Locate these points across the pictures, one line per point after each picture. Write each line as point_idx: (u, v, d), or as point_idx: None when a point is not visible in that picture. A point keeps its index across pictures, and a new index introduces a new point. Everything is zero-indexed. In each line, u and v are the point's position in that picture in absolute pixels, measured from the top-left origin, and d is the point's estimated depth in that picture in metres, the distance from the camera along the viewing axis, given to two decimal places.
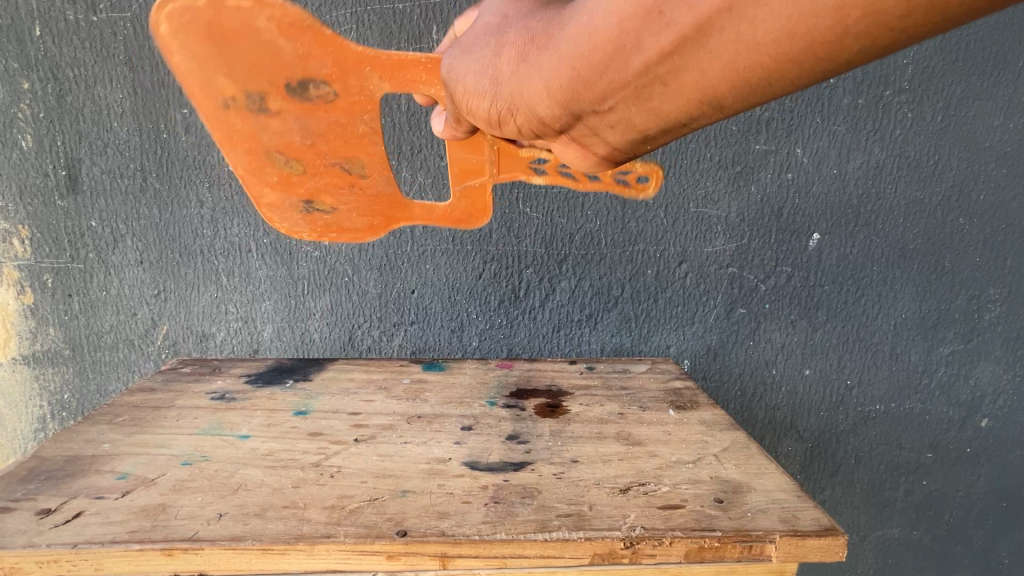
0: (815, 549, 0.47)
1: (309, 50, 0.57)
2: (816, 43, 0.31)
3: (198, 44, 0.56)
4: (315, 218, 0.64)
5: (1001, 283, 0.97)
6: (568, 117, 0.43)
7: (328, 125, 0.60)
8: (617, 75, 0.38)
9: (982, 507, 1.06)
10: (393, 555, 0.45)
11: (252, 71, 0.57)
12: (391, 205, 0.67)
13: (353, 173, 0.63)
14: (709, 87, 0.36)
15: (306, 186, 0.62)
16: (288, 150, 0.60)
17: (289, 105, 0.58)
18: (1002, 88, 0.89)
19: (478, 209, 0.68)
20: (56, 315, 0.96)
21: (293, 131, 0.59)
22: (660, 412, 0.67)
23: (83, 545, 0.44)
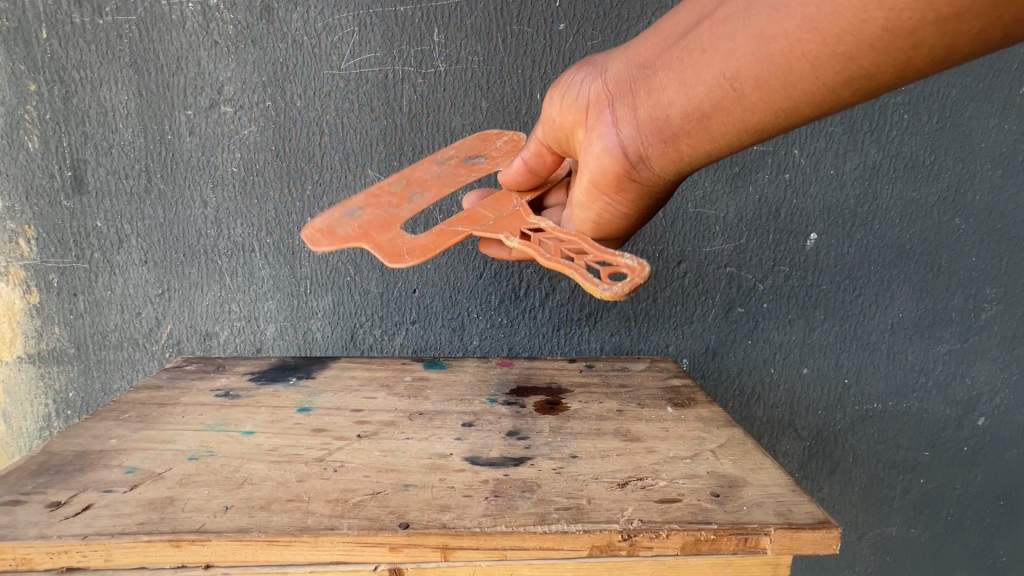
0: (810, 541, 0.48)
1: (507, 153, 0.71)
2: (843, 7, 0.36)
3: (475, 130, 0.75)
4: (342, 213, 0.66)
5: (998, 283, 0.98)
6: (621, 80, 0.52)
7: (446, 177, 0.69)
8: (677, 39, 0.47)
9: (979, 505, 1.07)
10: (395, 547, 0.46)
11: (467, 145, 0.73)
12: (383, 228, 0.65)
13: (408, 199, 0.67)
14: (738, 55, 0.42)
15: (374, 196, 0.68)
16: (410, 177, 0.70)
17: (449, 164, 0.71)
18: (998, 89, 0.90)
19: (420, 250, 0.61)
20: (62, 313, 0.97)
21: (430, 170, 0.70)
22: (658, 410, 0.68)
23: (93, 537, 0.45)
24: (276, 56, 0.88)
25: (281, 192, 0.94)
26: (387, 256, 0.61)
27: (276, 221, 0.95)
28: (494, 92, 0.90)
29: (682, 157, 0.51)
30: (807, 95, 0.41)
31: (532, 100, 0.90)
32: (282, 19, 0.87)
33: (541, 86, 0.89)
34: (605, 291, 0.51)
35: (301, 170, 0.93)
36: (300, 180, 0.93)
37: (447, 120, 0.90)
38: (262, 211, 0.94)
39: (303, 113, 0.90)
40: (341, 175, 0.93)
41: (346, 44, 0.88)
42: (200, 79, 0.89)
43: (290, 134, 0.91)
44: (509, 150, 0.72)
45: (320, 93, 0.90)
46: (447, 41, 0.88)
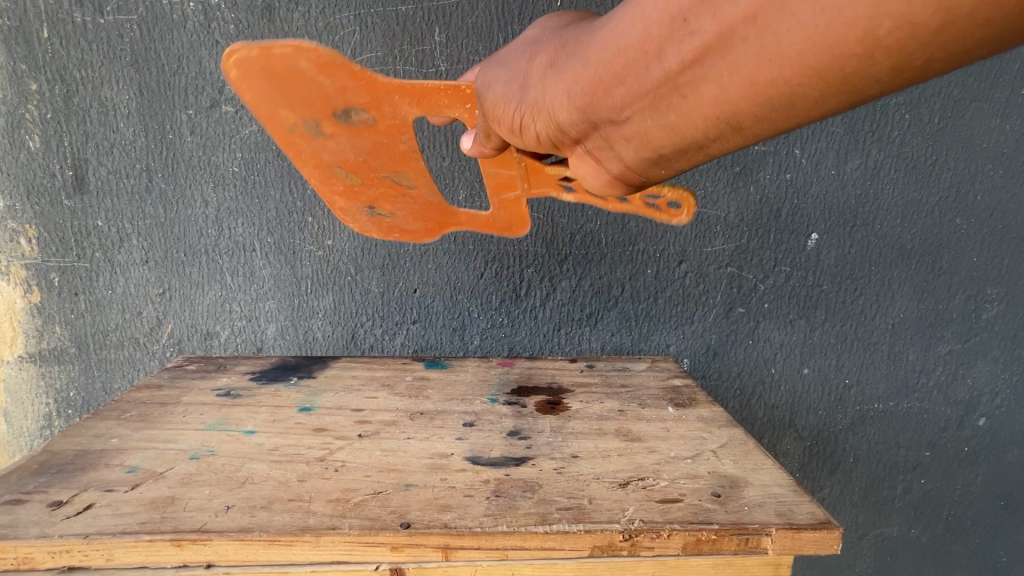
0: (811, 542, 0.48)
1: (344, 84, 0.53)
2: (845, 56, 0.31)
3: (259, 82, 0.52)
4: (380, 226, 0.64)
5: (998, 283, 0.98)
6: (584, 125, 0.46)
7: (375, 144, 0.57)
8: (638, 83, 0.40)
9: (979, 506, 1.07)
10: (397, 546, 0.46)
11: (303, 104, 0.54)
12: (442, 213, 0.64)
13: (402, 183, 0.60)
14: (729, 102, 0.37)
15: (365, 201, 0.61)
16: (347, 166, 0.58)
17: (339, 131, 0.56)
18: (1000, 89, 0.90)
19: (517, 220, 0.64)
20: (63, 313, 0.97)
21: (347, 149, 0.57)
22: (659, 410, 0.68)
23: (95, 536, 0.45)
24: None
25: (282, 191, 0.94)
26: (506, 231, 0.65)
27: (277, 220, 0.95)
28: None
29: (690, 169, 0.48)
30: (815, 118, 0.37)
31: None
32: (284, 19, 0.87)
33: None
34: (681, 217, 0.60)
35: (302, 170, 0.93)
36: (301, 179, 0.93)
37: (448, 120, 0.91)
38: (264, 210, 0.94)
39: None
40: None
41: (347, 44, 0.88)
42: (201, 78, 0.89)
43: None
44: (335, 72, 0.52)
45: None
46: (448, 40, 0.88)
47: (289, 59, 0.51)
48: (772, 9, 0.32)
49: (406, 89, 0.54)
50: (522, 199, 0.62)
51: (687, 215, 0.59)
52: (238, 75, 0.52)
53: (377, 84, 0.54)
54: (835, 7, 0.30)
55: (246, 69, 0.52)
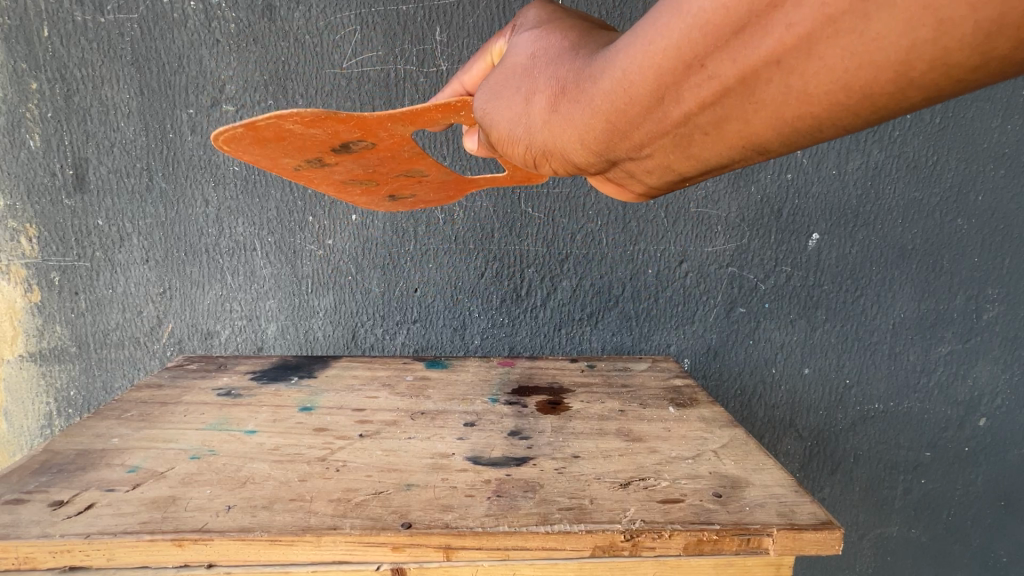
0: (812, 542, 0.48)
1: (333, 129, 0.47)
2: (876, 94, 0.26)
3: (252, 146, 0.49)
4: (400, 200, 0.68)
5: (999, 283, 0.98)
6: (600, 163, 0.40)
7: (383, 159, 0.55)
8: (656, 126, 0.34)
9: (980, 506, 1.07)
10: (398, 546, 0.46)
11: (301, 149, 0.50)
12: (460, 183, 0.64)
13: (415, 175, 0.60)
14: (761, 137, 0.31)
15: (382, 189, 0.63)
16: (358, 177, 0.58)
17: (343, 159, 0.53)
18: (1001, 90, 0.90)
19: (539, 170, 0.64)
20: (63, 312, 0.97)
21: (354, 168, 0.55)
22: (660, 410, 0.68)
23: (96, 536, 0.45)
24: (278, 55, 0.88)
25: (283, 190, 0.94)
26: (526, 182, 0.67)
27: (278, 220, 0.95)
28: None
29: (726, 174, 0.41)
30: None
31: None
32: (285, 18, 0.87)
33: None
34: None
35: None
36: None
37: None
38: (265, 209, 0.94)
39: None
40: None
41: (348, 43, 0.88)
42: (202, 77, 0.89)
43: None
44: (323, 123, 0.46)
45: (322, 91, 0.90)
46: (449, 40, 0.88)
47: (274, 126, 0.46)
48: (798, 52, 0.26)
49: (399, 118, 0.48)
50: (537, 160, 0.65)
51: None
52: (229, 146, 0.48)
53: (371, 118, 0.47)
54: (862, 47, 0.25)
55: (225, 141, 0.47)
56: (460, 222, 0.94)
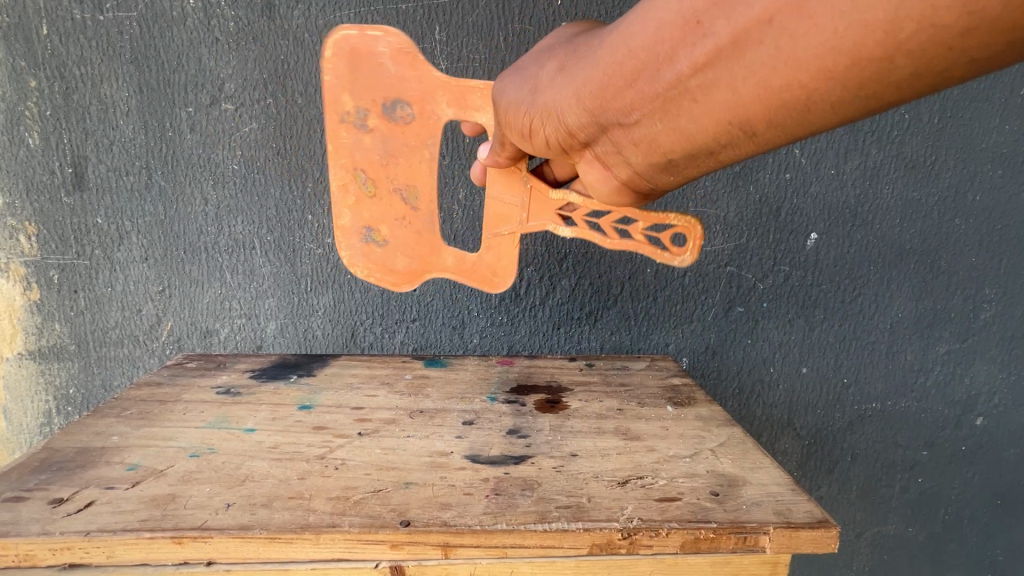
0: (809, 540, 0.48)
1: (406, 78, 0.63)
2: (862, 60, 0.31)
3: (340, 65, 0.63)
4: (371, 251, 0.68)
5: (996, 283, 0.98)
6: (594, 128, 0.46)
7: (400, 150, 0.65)
8: (649, 87, 0.40)
9: (977, 504, 1.07)
10: (397, 544, 0.46)
11: (363, 91, 0.63)
12: (430, 249, 0.68)
13: (407, 203, 0.67)
14: (739, 106, 0.37)
15: (370, 212, 0.67)
16: (369, 168, 0.65)
17: (377, 128, 0.64)
18: (999, 90, 0.90)
19: (502, 270, 0.68)
20: (62, 310, 0.97)
21: (376, 148, 0.65)
22: (658, 409, 0.68)
23: (96, 533, 0.45)
24: (277, 52, 0.88)
25: (282, 189, 0.93)
26: (479, 283, 0.69)
27: (277, 218, 0.95)
28: None
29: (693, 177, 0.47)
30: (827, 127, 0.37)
31: None
32: (284, 16, 0.87)
33: None
34: (684, 258, 0.63)
35: (302, 167, 0.93)
36: (301, 177, 0.93)
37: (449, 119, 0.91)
38: (264, 208, 0.94)
39: (305, 110, 0.90)
40: None
41: None
42: (201, 76, 0.89)
43: (291, 131, 0.91)
44: (405, 69, 0.63)
45: (321, 89, 0.90)
46: (448, 39, 0.88)
47: (376, 45, 0.62)
48: (787, 12, 0.32)
49: (452, 99, 0.63)
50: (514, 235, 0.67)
51: (690, 256, 0.63)
52: (328, 54, 0.62)
53: (431, 97, 0.63)
54: (853, 11, 0.30)
55: (335, 45, 0.62)
56: (459, 221, 0.95)
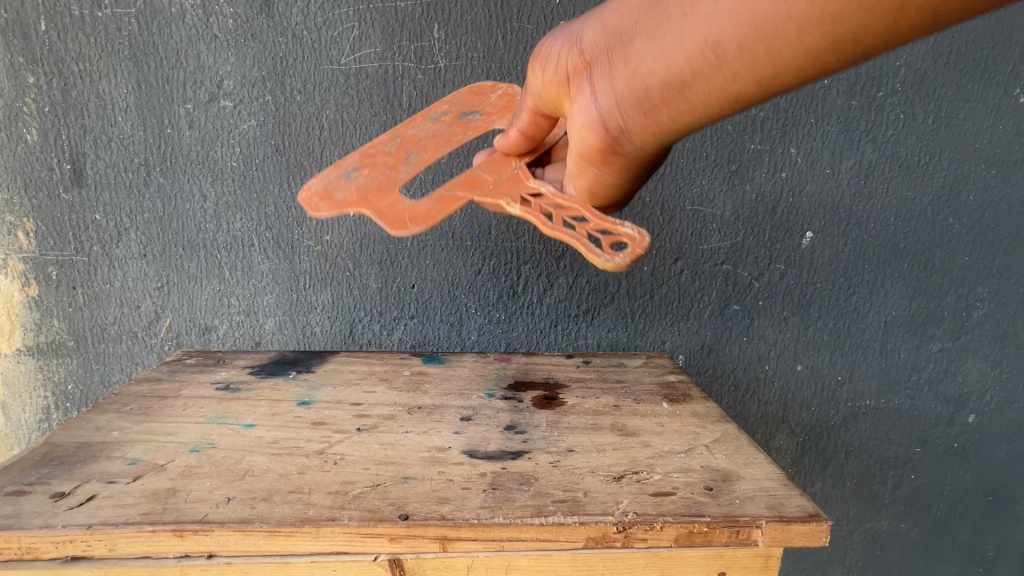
0: (800, 534, 0.49)
1: (498, 105, 0.65)
2: None
3: (461, 94, 0.67)
4: (335, 180, 0.59)
5: (989, 282, 0.99)
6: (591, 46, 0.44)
7: (441, 134, 0.63)
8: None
9: (968, 501, 1.09)
10: (395, 538, 0.47)
11: (459, 103, 0.66)
12: (380, 192, 0.58)
13: (404, 161, 0.61)
14: (724, 16, 0.36)
15: (368, 157, 0.61)
16: (406, 137, 0.63)
17: (444, 120, 0.65)
18: (992, 91, 0.91)
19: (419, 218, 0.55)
20: (61, 306, 0.98)
21: (428, 129, 0.64)
22: (654, 405, 0.69)
23: (98, 526, 0.45)
24: (276, 50, 0.89)
25: (281, 186, 0.94)
26: (389, 223, 0.55)
27: (276, 215, 0.95)
28: None
29: (665, 125, 0.44)
30: (794, 62, 0.35)
31: None
32: (283, 14, 0.87)
33: None
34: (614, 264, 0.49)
35: (301, 165, 0.93)
36: (300, 174, 0.93)
37: None
38: (262, 205, 0.95)
39: (303, 108, 0.91)
40: None
41: (346, 40, 0.88)
42: (200, 72, 0.89)
43: (290, 129, 0.91)
44: (504, 104, 0.65)
45: (320, 88, 0.90)
46: (447, 37, 0.88)
47: (496, 90, 0.66)
48: None
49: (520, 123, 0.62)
50: (461, 198, 0.56)
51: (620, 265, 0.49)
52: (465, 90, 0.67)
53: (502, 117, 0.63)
54: None
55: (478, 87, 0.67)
56: (458, 219, 0.95)
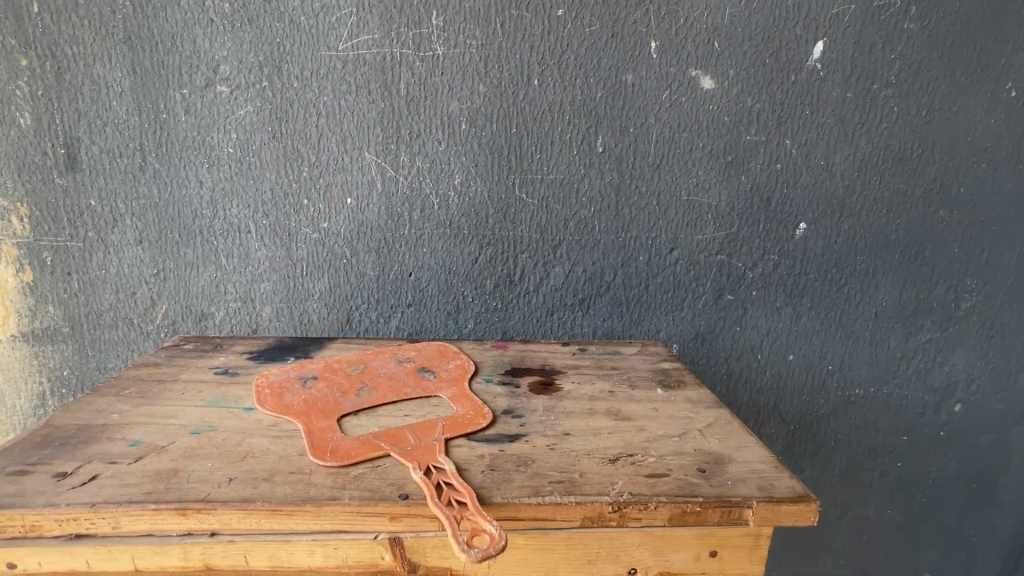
0: (789, 514, 0.51)
1: (455, 377, 0.71)
2: None
3: (429, 350, 0.77)
4: (281, 395, 0.64)
5: (977, 274, 1.01)
6: None
7: (392, 382, 0.68)
8: None
9: (953, 488, 1.11)
10: (396, 517, 0.48)
11: (427, 361, 0.74)
12: (306, 415, 0.60)
13: (357, 391, 0.65)
14: None
15: (315, 386, 0.66)
16: (359, 383, 0.67)
17: (403, 377, 0.69)
18: (984, 85, 0.92)
19: (312, 408, 0.62)
20: (55, 292, 0.97)
21: (385, 371, 0.70)
22: (648, 391, 0.70)
23: (102, 505, 0.46)
24: (273, 35, 0.88)
25: (278, 173, 0.94)
26: (272, 406, 0.62)
27: (273, 202, 0.95)
28: (492, 77, 0.90)
29: None
30: None
31: (529, 85, 0.91)
32: None
33: (539, 72, 0.90)
34: None
35: (297, 152, 0.93)
36: (297, 161, 0.93)
37: (445, 106, 0.91)
38: (260, 191, 0.94)
39: (301, 95, 0.90)
40: (338, 158, 0.93)
41: (343, 26, 0.88)
42: (195, 57, 0.89)
43: (287, 116, 0.91)
44: (457, 374, 0.71)
45: (317, 74, 0.90)
46: (445, 24, 0.88)
47: (453, 365, 0.74)
48: None
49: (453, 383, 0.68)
50: (346, 412, 0.61)
51: None
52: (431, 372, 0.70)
53: (458, 378, 0.70)
54: None
55: (438, 357, 0.75)
56: (455, 207, 0.95)
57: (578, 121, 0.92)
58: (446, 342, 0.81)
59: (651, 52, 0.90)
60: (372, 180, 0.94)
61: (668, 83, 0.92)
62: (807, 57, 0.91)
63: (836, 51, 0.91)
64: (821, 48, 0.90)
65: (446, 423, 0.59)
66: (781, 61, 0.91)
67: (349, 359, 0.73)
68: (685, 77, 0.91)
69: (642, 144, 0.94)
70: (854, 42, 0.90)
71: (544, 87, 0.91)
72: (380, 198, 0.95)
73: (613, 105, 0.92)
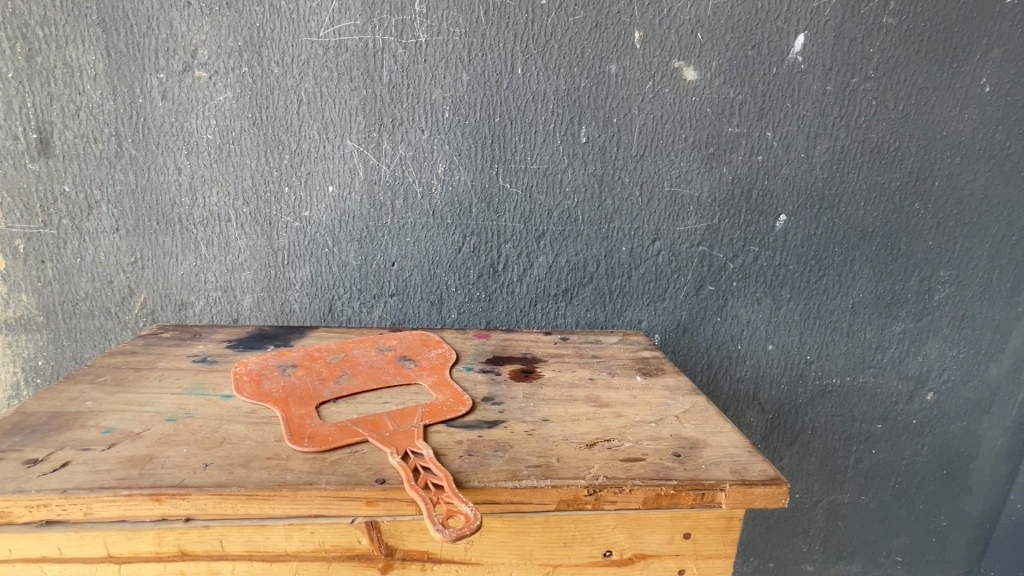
0: (761, 497, 0.52)
1: (437, 364, 0.71)
2: None
3: (411, 339, 0.77)
4: (260, 382, 0.64)
5: (951, 266, 1.03)
6: None
7: (373, 369, 0.67)
8: None
9: (925, 475, 1.14)
10: (373, 501, 0.48)
11: (408, 349, 0.74)
12: (285, 402, 0.60)
13: (337, 379, 0.65)
14: None
15: (294, 373, 0.66)
16: (339, 370, 0.67)
17: (384, 365, 0.69)
18: (959, 80, 0.94)
19: (292, 396, 0.61)
20: (29, 281, 0.95)
21: (366, 358, 0.70)
22: (628, 378, 0.71)
23: (73, 490, 0.46)
24: (253, 20, 0.87)
25: (258, 160, 0.92)
26: (252, 393, 0.62)
27: (253, 190, 0.94)
28: (476, 65, 0.90)
29: None
30: None
31: (513, 74, 0.91)
32: None
33: (522, 61, 0.90)
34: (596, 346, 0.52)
35: (278, 139, 0.92)
36: (277, 149, 0.92)
37: (428, 94, 0.91)
38: (240, 179, 0.93)
39: (281, 81, 0.89)
40: (320, 145, 0.92)
41: (325, 11, 0.87)
42: (172, 41, 0.87)
43: (267, 102, 0.90)
44: (439, 362, 0.72)
45: (297, 60, 0.88)
46: (428, 11, 0.87)
47: (434, 353, 0.74)
48: None
49: (436, 372, 0.69)
50: (326, 400, 0.61)
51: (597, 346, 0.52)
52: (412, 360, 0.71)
53: (440, 366, 0.70)
54: None
55: (420, 345, 0.75)
56: (438, 197, 0.95)
57: (561, 111, 0.92)
58: (427, 331, 0.81)
59: (635, 42, 0.90)
60: (353, 168, 0.93)
61: (651, 74, 0.92)
62: (788, 49, 0.92)
63: (817, 45, 0.92)
64: (801, 41, 0.91)
65: (425, 410, 0.59)
66: (763, 53, 0.92)
67: (329, 348, 0.73)
68: (668, 68, 0.92)
69: (625, 135, 0.94)
70: (834, 36, 0.91)
71: (527, 76, 0.91)
72: (362, 186, 0.94)
73: (597, 95, 0.92)
